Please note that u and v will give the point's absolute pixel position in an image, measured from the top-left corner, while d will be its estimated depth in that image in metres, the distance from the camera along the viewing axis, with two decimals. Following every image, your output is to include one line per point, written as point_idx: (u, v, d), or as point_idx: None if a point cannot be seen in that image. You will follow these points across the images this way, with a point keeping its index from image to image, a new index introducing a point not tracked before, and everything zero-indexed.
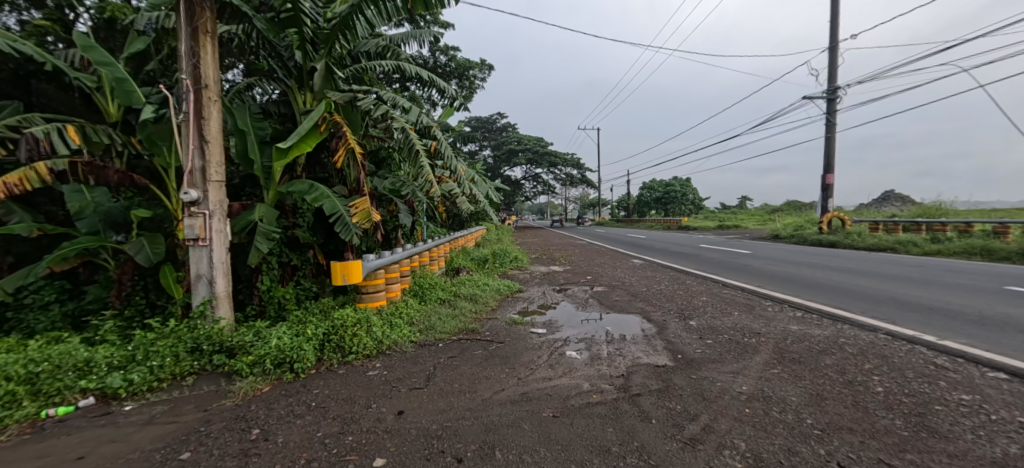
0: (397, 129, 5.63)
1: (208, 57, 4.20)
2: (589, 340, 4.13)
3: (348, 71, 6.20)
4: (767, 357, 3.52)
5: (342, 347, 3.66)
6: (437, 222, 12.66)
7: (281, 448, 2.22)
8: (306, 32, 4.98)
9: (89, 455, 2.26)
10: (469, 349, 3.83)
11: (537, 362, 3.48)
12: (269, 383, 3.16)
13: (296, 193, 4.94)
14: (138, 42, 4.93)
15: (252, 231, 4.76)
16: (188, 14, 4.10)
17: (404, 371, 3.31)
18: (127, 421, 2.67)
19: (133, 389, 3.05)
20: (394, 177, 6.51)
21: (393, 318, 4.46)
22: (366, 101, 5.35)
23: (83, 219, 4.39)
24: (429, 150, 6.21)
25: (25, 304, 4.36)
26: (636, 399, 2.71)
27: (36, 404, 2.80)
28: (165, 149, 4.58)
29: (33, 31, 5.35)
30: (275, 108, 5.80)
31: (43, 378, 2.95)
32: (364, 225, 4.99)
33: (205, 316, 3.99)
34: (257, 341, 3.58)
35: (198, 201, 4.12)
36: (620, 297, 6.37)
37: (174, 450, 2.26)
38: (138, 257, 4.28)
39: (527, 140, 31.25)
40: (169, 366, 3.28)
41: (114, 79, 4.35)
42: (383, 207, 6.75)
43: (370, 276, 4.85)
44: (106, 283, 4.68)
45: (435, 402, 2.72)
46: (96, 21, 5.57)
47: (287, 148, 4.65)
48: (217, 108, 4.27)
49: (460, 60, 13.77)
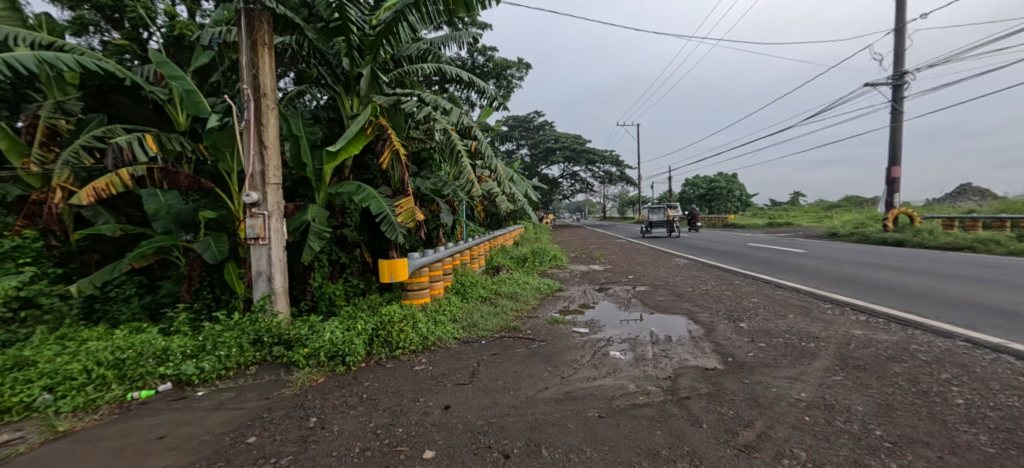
0: (439, 130, 5.75)
1: (266, 67, 4.48)
2: (633, 341, 4.05)
3: (392, 76, 6.40)
4: (828, 363, 3.31)
5: (389, 342, 3.79)
6: (476, 221, 12.81)
7: (336, 436, 2.32)
8: (353, 40, 5.19)
9: (168, 436, 2.47)
10: (511, 347, 3.85)
11: (580, 361, 3.45)
12: (323, 375, 3.33)
13: (345, 194, 5.17)
14: (203, 57, 5.33)
15: (305, 231, 5.02)
16: (248, 28, 4.41)
17: (449, 367, 3.38)
18: (199, 406, 2.90)
19: (205, 376, 3.31)
20: (436, 177, 6.67)
21: (437, 315, 4.56)
22: (409, 104, 5.53)
23: (158, 220, 4.82)
24: (470, 150, 6.31)
25: (110, 297, 4.90)
26: (684, 403, 2.63)
27: (122, 387, 3.12)
28: (228, 154, 4.92)
29: (114, 50, 5.92)
30: (325, 113, 6.08)
31: (129, 364, 3.28)
32: (408, 224, 5.12)
33: (264, 310, 4.26)
34: (311, 335, 3.76)
35: (259, 202, 4.40)
36: (664, 297, 6.18)
37: (242, 435, 2.42)
38: (205, 254, 4.63)
39: (565, 139, 30.94)
40: (235, 355, 3.52)
41: (184, 91, 4.71)
42: (426, 207, 6.93)
43: (414, 274, 4.99)
44: (178, 279, 5.10)
45: (479, 398, 2.75)
46: (167, 39, 6.08)
47: (336, 152, 4.88)
48: (274, 115, 4.55)
49: (498, 60, 13.87)
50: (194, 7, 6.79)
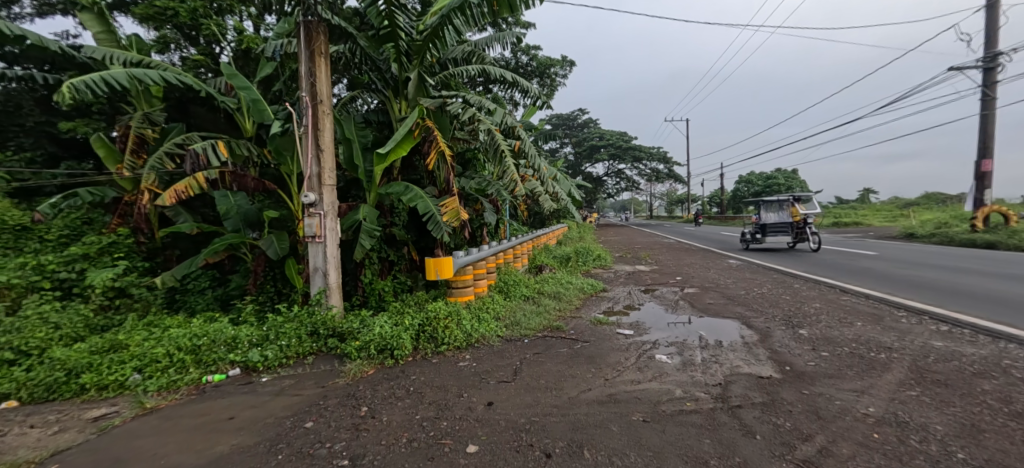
0: (483, 131, 5.83)
1: (322, 75, 4.74)
2: (681, 344, 3.91)
3: (438, 78, 6.56)
4: (902, 377, 3.03)
5: (435, 338, 3.90)
6: (519, 220, 12.86)
7: (385, 426, 2.43)
8: (401, 45, 5.39)
9: (237, 417, 2.69)
10: (554, 347, 3.85)
11: (624, 364, 3.38)
12: (373, 367, 3.49)
13: (394, 194, 5.38)
14: (267, 67, 5.73)
15: (357, 230, 5.28)
16: (306, 39, 4.69)
17: (492, 364, 3.43)
18: (263, 390, 3.14)
19: (268, 364, 3.58)
20: (480, 177, 6.77)
21: (480, 312, 4.64)
22: (455, 106, 5.66)
23: (228, 219, 5.22)
24: (513, 149, 6.35)
25: (188, 289, 5.40)
26: (735, 412, 2.51)
27: (199, 371, 3.44)
28: (288, 158, 5.26)
29: (191, 65, 6.52)
30: (375, 117, 6.35)
31: (204, 349, 3.60)
32: (453, 223, 5.24)
33: (320, 304, 4.53)
34: (362, 329, 3.95)
35: (316, 202, 4.68)
36: (714, 300, 5.91)
37: (300, 419, 2.60)
38: (269, 251, 5.00)
39: (610, 136, 30.29)
40: (295, 346, 3.78)
41: (250, 100, 5.09)
42: (470, 207, 7.06)
43: (459, 272, 5.11)
44: (245, 273, 5.54)
45: (521, 396, 2.78)
46: (236, 52, 6.61)
47: (385, 154, 5.09)
48: (329, 120, 4.81)
49: (542, 58, 13.83)
50: (258, 22, 7.33)
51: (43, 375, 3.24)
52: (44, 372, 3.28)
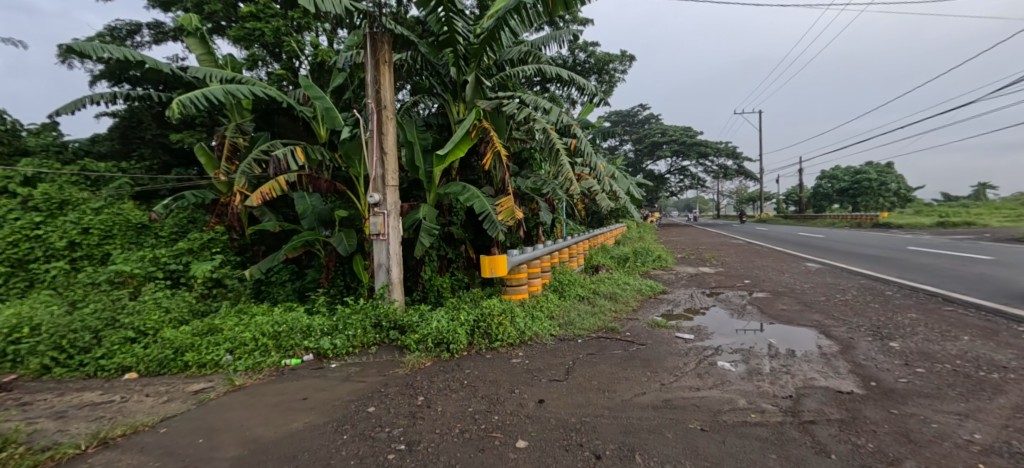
0: (539, 130, 5.85)
1: (386, 82, 5.01)
2: (746, 352, 3.67)
3: (495, 80, 6.68)
4: (1019, 402, 2.62)
5: (489, 334, 3.99)
6: (576, 220, 12.74)
7: (440, 416, 2.54)
8: (459, 50, 5.55)
9: (310, 398, 2.94)
10: (608, 348, 3.78)
11: (682, 369, 3.24)
12: (430, 359, 3.64)
13: (452, 194, 5.56)
14: (338, 78, 6.17)
15: (418, 228, 5.53)
16: (372, 49, 5.00)
17: (545, 363, 3.44)
18: (332, 376, 3.40)
19: (337, 351, 3.87)
20: (536, 176, 6.80)
21: (534, 311, 4.67)
22: (511, 106, 5.73)
23: (305, 218, 5.69)
24: (569, 148, 6.31)
25: (271, 281, 5.97)
26: (807, 428, 2.31)
27: (279, 355, 3.80)
28: (356, 161, 5.64)
29: (275, 79, 7.20)
30: (435, 120, 6.61)
31: (283, 335, 3.97)
32: (509, 222, 5.30)
33: (383, 298, 4.81)
34: (421, 322, 4.13)
35: (380, 202, 4.97)
36: (787, 306, 5.47)
37: (364, 404, 2.78)
38: (339, 248, 5.39)
39: (672, 131, 28.98)
40: (360, 336, 4.04)
41: (324, 109, 5.50)
42: (526, 206, 7.11)
43: (514, 270, 5.18)
44: (319, 267, 6.01)
45: (573, 396, 2.77)
46: (313, 66, 7.20)
47: (444, 155, 5.29)
48: (393, 125, 5.08)
49: (600, 54, 13.55)
50: (331, 36, 7.91)
51: (156, 352, 3.80)
52: (157, 349, 3.84)
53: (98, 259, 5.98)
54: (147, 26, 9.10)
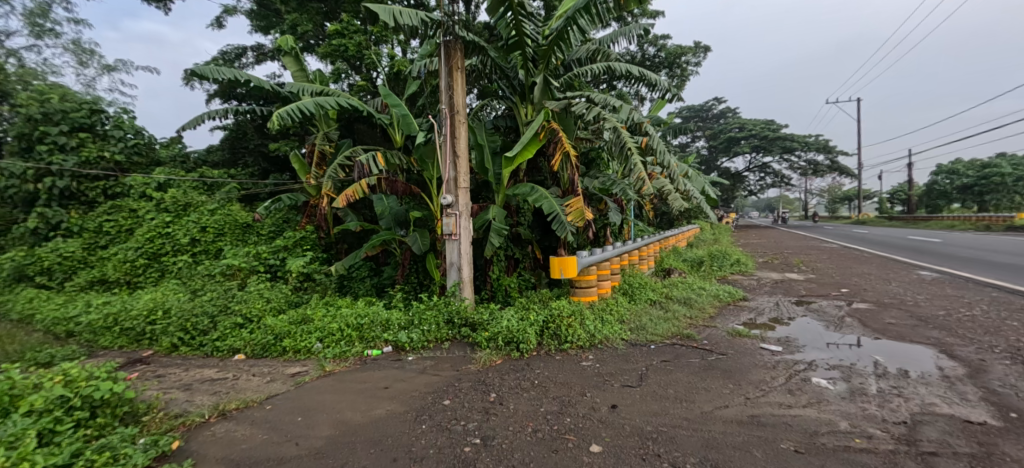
0: (609, 129, 5.71)
1: (459, 88, 5.20)
2: (846, 369, 3.30)
3: (562, 80, 6.64)
4: None
5: (558, 336, 3.97)
6: (644, 220, 12.28)
7: (512, 414, 2.58)
8: (528, 52, 5.59)
9: (391, 387, 3.13)
10: (684, 356, 3.60)
11: (770, 383, 2.99)
12: (500, 357, 3.72)
13: (521, 195, 5.62)
14: (413, 86, 6.51)
15: (487, 229, 5.66)
16: (446, 57, 5.22)
17: (617, 367, 3.36)
18: (409, 367, 3.60)
19: (413, 345, 4.09)
20: (605, 176, 6.65)
21: (604, 314, 4.58)
22: (579, 106, 5.66)
23: (383, 219, 6.07)
24: (640, 146, 6.10)
25: (354, 277, 6.45)
26: (929, 460, 2.02)
27: (362, 346, 4.09)
28: (430, 165, 5.91)
29: (357, 90, 7.76)
30: (504, 122, 6.72)
31: (365, 327, 4.27)
32: (578, 223, 5.23)
33: (455, 296, 4.99)
34: (491, 321, 4.22)
35: (452, 204, 5.16)
36: (896, 320, 4.82)
37: (439, 397, 2.90)
38: (414, 247, 5.68)
39: (752, 125, 26.84)
40: (434, 332, 4.23)
41: (401, 116, 5.83)
42: (594, 206, 6.98)
43: (583, 272, 5.12)
44: (395, 265, 6.39)
45: (648, 404, 2.67)
46: (390, 75, 7.66)
47: (513, 157, 5.36)
48: (464, 128, 5.25)
49: (671, 47, 12.94)
50: (405, 46, 8.36)
51: (260, 337, 4.28)
52: (261, 335, 4.32)
53: (213, 254, 6.86)
54: (251, 49, 10.28)
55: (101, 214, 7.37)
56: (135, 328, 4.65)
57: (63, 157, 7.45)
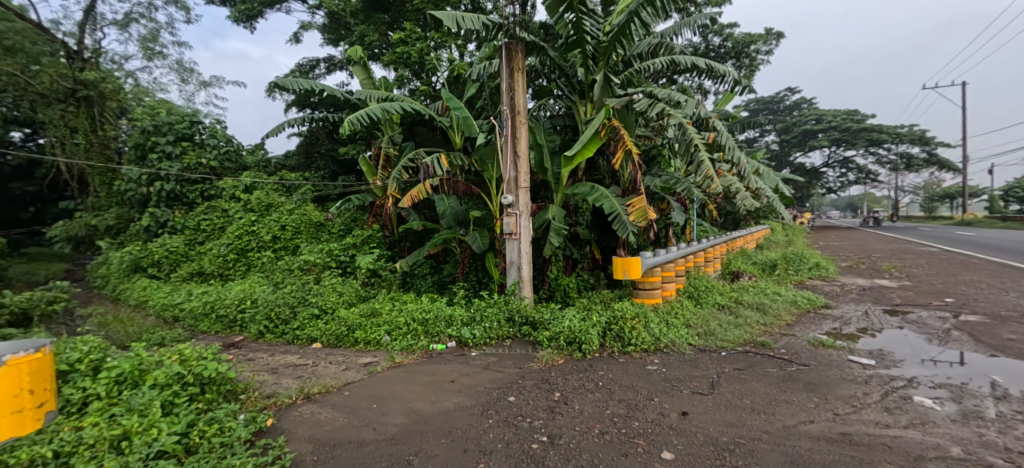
0: (674, 125, 5.48)
1: (520, 88, 5.25)
2: (955, 388, 2.92)
3: (623, 77, 6.48)
4: None
5: (621, 338, 3.88)
6: (708, 220, 11.66)
7: (578, 414, 2.57)
8: (588, 50, 5.51)
9: (457, 381, 3.24)
10: (759, 365, 3.38)
11: (862, 399, 2.73)
12: (562, 357, 3.71)
13: (580, 194, 5.56)
14: (472, 88, 6.64)
15: (546, 228, 5.67)
16: (507, 58, 5.29)
17: (685, 373, 3.23)
18: (473, 363, 3.70)
19: (476, 341, 4.19)
20: (668, 174, 6.40)
21: (669, 317, 4.41)
22: (642, 102, 5.49)
23: (445, 218, 6.26)
24: (707, 143, 5.80)
25: (416, 273, 6.73)
26: None
27: (427, 340, 4.26)
28: (490, 165, 6.02)
29: (420, 94, 8.08)
30: (562, 121, 6.68)
31: (430, 322, 4.44)
32: (640, 223, 5.06)
33: (515, 294, 5.04)
34: (552, 320, 4.23)
35: (513, 203, 5.23)
36: (1017, 335, 4.20)
37: (504, 393, 2.95)
38: (475, 246, 5.82)
39: (831, 116, 24.54)
40: (496, 329, 4.31)
41: (462, 118, 5.97)
42: (656, 206, 6.74)
43: (647, 273, 4.97)
44: (456, 263, 6.58)
45: (722, 413, 2.54)
46: (450, 79, 7.90)
47: (573, 156, 5.32)
48: (525, 128, 5.29)
49: (739, 36, 12.17)
50: (465, 50, 8.57)
51: (335, 328, 4.60)
52: (336, 326, 4.64)
53: (291, 250, 7.46)
54: (323, 60, 11.06)
55: (200, 213, 8.29)
56: (228, 315, 5.18)
57: (169, 164, 8.45)
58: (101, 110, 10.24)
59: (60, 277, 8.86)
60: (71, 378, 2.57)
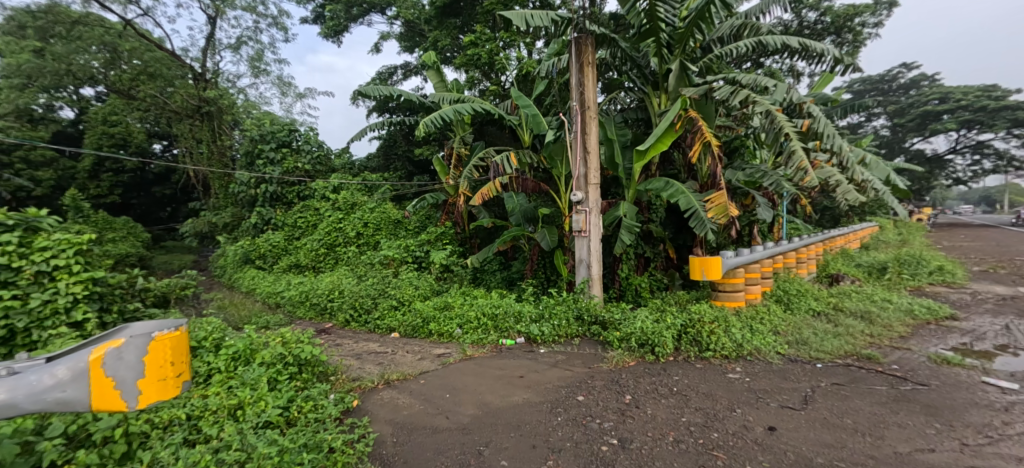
0: (760, 114, 5.02)
1: (589, 83, 5.15)
2: None
3: (701, 64, 6.07)
4: None
5: (698, 342, 3.66)
6: (800, 216, 10.57)
7: (650, 419, 2.47)
8: (662, 37, 5.24)
9: (526, 377, 3.28)
10: (864, 381, 3.00)
11: (1000, 430, 2.31)
12: (634, 359, 3.59)
13: (654, 190, 5.32)
14: (541, 85, 6.63)
15: (617, 226, 5.51)
16: (577, 52, 5.20)
17: (771, 384, 2.96)
18: (541, 360, 3.72)
19: (545, 338, 4.20)
20: (753, 167, 5.89)
21: (753, 322, 4.08)
22: (723, 90, 5.10)
23: (514, 215, 6.33)
24: (800, 131, 5.24)
25: (486, 269, 6.91)
26: None
27: (497, 335, 4.36)
28: (559, 162, 5.97)
29: (490, 94, 8.25)
30: (634, 114, 6.44)
31: (500, 318, 4.53)
32: (720, 220, 4.71)
33: (584, 293, 4.97)
34: (624, 320, 4.12)
35: (582, 200, 5.15)
36: None
37: (573, 392, 2.92)
38: (544, 243, 5.83)
39: (961, 94, 20.93)
40: (565, 327, 4.30)
41: (531, 116, 5.99)
42: (738, 201, 6.25)
43: (728, 274, 4.65)
44: (524, 260, 6.65)
45: (817, 432, 2.29)
46: (519, 77, 7.96)
47: (646, 150, 5.10)
48: (594, 123, 5.18)
49: (840, 9, 10.81)
50: (533, 48, 8.58)
51: (411, 319, 4.88)
52: (412, 318, 4.91)
53: (373, 245, 8.03)
54: (400, 67, 11.72)
55: (296, 212, 9.22)
56: (320, 303, 5.71)
57: (272, 168, 9.51)
58: (219, 123, 11.81)
59: (189, 266, 10.39)
60: (199, 353, 3.01)
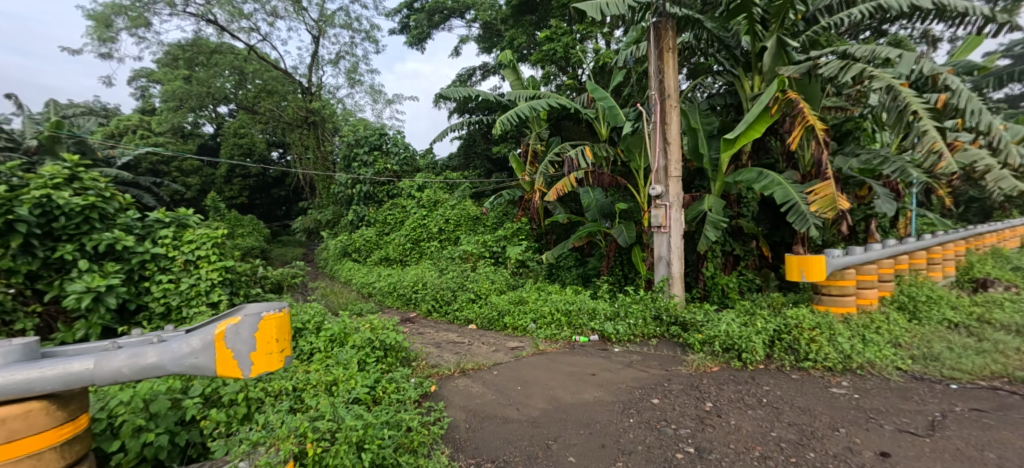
0: (880, 89, 4.33)
1: (670, 69, 4.87)
2: None
3: (804, 38, 5.40)
4: None
5: (795, 350, 3.30)
6: (934, 209, 8.98)
7: (733, 430, 2.29)
8: (756, 13, 4.76)
9: (598, 375, 3.22)
10: (1016, 409, 2.47)
11: None
12: (717, 364, 3.34)
13: (744, 182, 4.86)
14: (618, 75, 6.41)
15: (701, 221, 5.16)
16: (656, 38, 4.95)
17: (887, 404, 2.57)
18: (615, 359, 3.62)
19: (620, 337, 4.08)
20: (870, 152, 5.11)
21: (866, 331, 3.57)
22: (831, 66, 4.49)
23: (589, 211, 6.21)
24: (935, 107, 4.41)
25: (562, 265, 6.87)
26: None
27: (571, 331, 4.32)
28: (637, 155, 5.73)
29: (566, 88, 8.16)
30: (722, 100, 5.94)
31: (573, 314, 4.49)
32: (828, 214, 4.10)
33: (663, 292, 4.73)
34: (707, 322, 3.85)
35: (662, 194, 4.90)
36: None
37: (647, 394, 2.81)
38: (620, 239, 5.65)
39: None
40: (641, 326, 4.13)
41: (607, 108, 5.82)
42: (851, 192, 5.48)
43: (835, 275, 4.11)
44: (600, 256, 6.50)
45: (945, 463, 1.94)
46: (596, 69, 7.76)
47: (735, 138, 4.68)
48: (675, 113, 4.89)
49: None
50: (611, 38, 8.31)
51: (487, 312, 5.05)
52: (488, 311, 5.07)
53: (453, 241, 8.41)
54: (479, 68, 12.08)
55: (386, 209, 9.99)
56: (405, 294, 6.15)
57: (365, 170, 10.40)
58: (323, 131, 13.22)
59: (299, 259, 11.79)
60: (304, 334, 3.41)
